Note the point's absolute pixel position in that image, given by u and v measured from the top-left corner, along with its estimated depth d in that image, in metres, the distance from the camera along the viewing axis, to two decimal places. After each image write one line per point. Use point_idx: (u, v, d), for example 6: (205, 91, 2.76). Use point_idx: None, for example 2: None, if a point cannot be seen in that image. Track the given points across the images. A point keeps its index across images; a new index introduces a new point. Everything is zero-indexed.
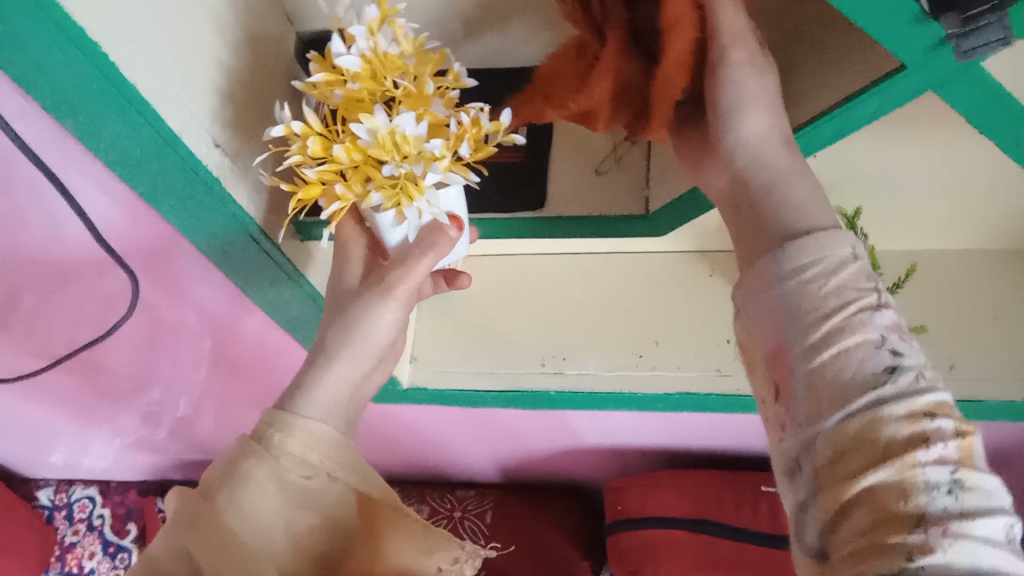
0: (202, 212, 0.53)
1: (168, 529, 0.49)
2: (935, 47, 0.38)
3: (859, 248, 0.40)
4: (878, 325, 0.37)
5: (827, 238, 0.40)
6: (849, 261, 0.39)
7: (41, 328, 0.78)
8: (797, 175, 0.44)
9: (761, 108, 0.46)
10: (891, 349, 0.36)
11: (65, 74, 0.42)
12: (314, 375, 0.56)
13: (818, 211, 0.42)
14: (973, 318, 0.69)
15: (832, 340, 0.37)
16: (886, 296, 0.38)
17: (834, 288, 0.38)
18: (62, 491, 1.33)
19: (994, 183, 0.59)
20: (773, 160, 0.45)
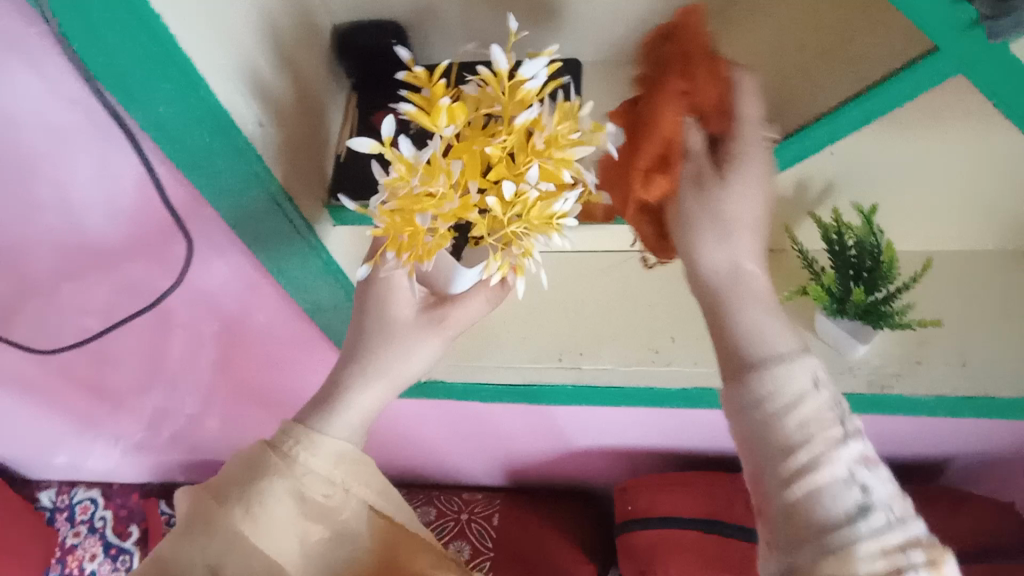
0: (244, 193, 0.54)
1: (179, 535, 0.50)
2: (968, 28, 0.40)
3: (820, 376, 0.40)
4: (846, 459, 0.38)
5: (782, 371, 0.40)
6: (812, 393, 0.39)
7: (59, 315, 0.79)
8: (767, 310, 0.43)
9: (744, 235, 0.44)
10: (860, 486, 0.38)
11: (128, 41, 0.43)
12: (346, 395, 0.55)
13: (781, 332, 0.42)
14: (987, 315, 0.70)
15: (801, 478, 0.38)
16: (852, 429, 0.39)
17: (799, 424, 0.39)
18: (65, 492, 1.32)
19: (1009, 178, 0.61)
20: (728, 279, 0.44)
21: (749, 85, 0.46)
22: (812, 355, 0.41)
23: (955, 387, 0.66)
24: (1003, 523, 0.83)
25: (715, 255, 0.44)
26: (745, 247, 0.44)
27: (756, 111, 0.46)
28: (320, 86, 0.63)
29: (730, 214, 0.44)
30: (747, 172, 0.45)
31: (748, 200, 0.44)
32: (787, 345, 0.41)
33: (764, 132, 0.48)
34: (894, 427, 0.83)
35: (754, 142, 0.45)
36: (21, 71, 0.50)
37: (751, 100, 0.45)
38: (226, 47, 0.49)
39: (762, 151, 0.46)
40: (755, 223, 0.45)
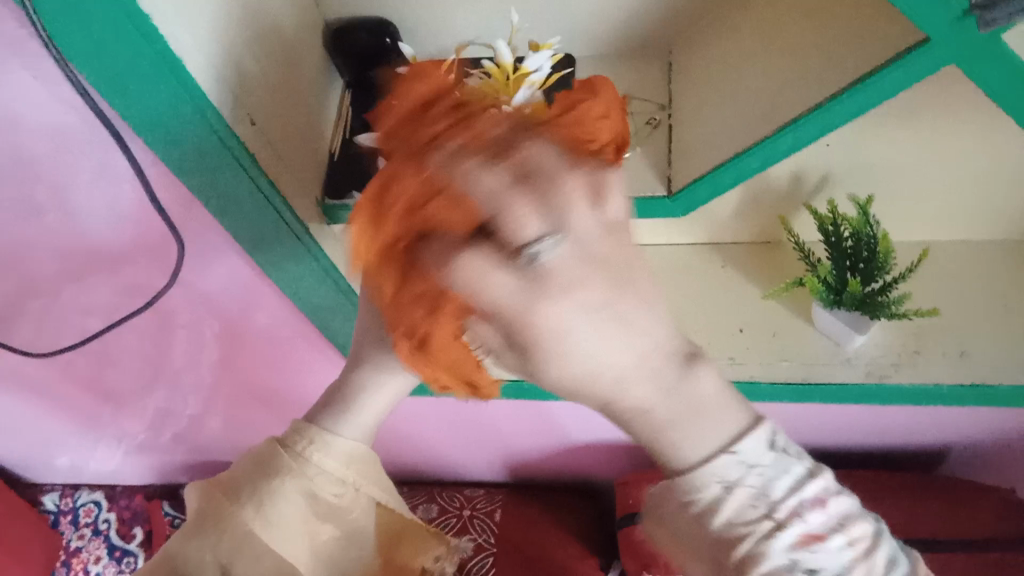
0: (238, 195, 0.54)
1: (188, 534, 0.50)
2: (960, 19, 0.40)
3: (732, 476, 0.40)
4: (781, 552, 0.39)
5: (693, 480, 0.40)
6: (733, 491, 0.40)
7: (58, 318, 0.79)
8: (694, 416, 0.39)
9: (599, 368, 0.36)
10: (806, 570, 0.40)
11: (119, 43, 0.43)
12: (357, 398, 0.53)
13: (682, 438, 0.39)
14: (983, 306, 0.70)
15: (749, 570, 0.39)
16: (785, 512, 0.40)
17: (729, 524, 0.40)
18: (68, 496, 1.32)
19: (1004, 167, 0.61)
20: (601, 388, 0.37)
21: (478, 256, 0.34)
22: (725, 455, 0.40)
23: (953, 377, 0.66)
24: (1003, 512, 0.83)
25: (565, 370, 0.36)
26: (620, 344, 0.36)
27: (511, 289, 0.34)
28: (314, 86, 0.63)
29: (560, 334, 0.35)
30: (561, 296, 0.34)
31: (584, 338, 0.35)
32: (701, 448, 0.40)
33: (539, 250, 0.33)
34: (894, 417, 0.83)
35: (538, 304, 0.34)
36: (16, 75, 0.51)
37: (487, 276, 0.34)
38: (218, 48, 0.49)
39: (575, 291, 0.34)
40: (621, 321, 0.36)
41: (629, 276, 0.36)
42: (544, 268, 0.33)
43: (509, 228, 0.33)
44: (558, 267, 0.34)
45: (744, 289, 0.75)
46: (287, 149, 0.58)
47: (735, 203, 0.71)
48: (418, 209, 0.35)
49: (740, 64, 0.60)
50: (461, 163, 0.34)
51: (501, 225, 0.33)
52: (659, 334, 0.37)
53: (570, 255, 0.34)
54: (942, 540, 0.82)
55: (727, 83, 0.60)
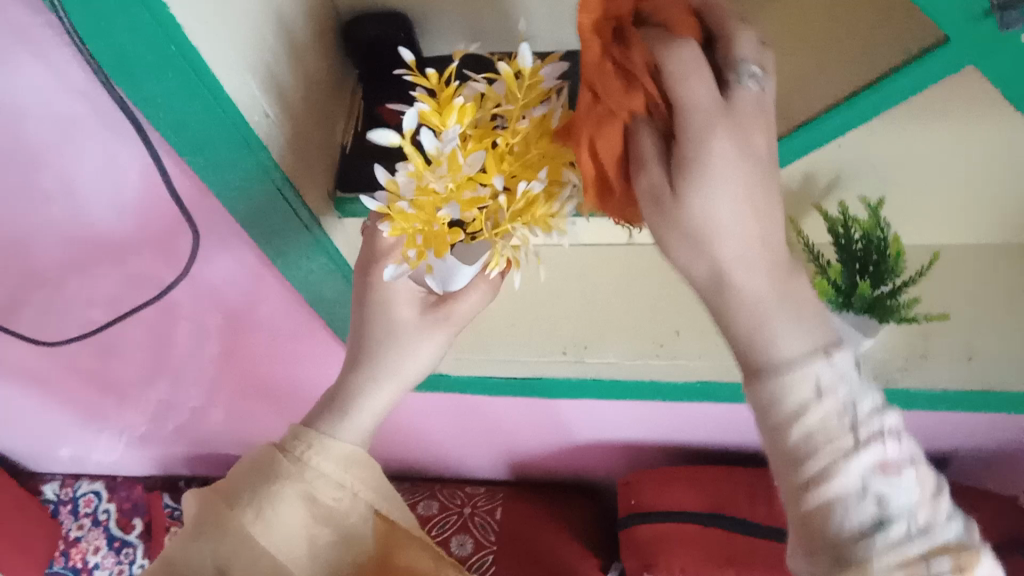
0: (249, 184, 0.53)
1: (189, 534, 0.50)
2: (980, 17, 0.39)
3: (824, 381, 0.36)
4: (857, 471, 0.35)
5: (785, 381, 0.36)
6: (822, 399, 0.36)
7: (63, 307, 0.78)
8: (785, 308, 0.37)
9: (736, 202, 0.36)
10: (876, 498, 0.34)
11: (135, 30, 0.43)
12: (357, 394, 0.56)
13: (777, 330, 0.36)
14: (993, 310, 0.70)
15: (816, 486, 0.35)
16: (868, 433, 0.35)
17: (804, 437, 0.36)
18: (68, 486, 1.33)
19: (1018, 170, 0.61)
20: (725, 254, 0.36)
21: (689, 66, 0.35)
22: (820, 361, 0.36)
23: (961, 382, 0.66)
24: (1007, 518, 0.83)
25: (694, 208, 0.35)
26: (744, 222, 0.36)
27: (707, 99, 0.35)
28: (325, 77, 0.63)
29: (710, 221, 0.36)
30: (710, 172, 0.35)
31: (714, 196, 0.35)
32: (796, 347, 0.36)
33: (748, 79, 0.36)
34: (899, 420, 0.83)
35: (721, 127, 0.35)
36: (28, 61, 0.50)
37: (690, 81, 0.35)
38: (232, 37, 0.48)
39: (747, 131, 0.35)
40: (755, 207, 0.36)
41: (749, 128, 0.36)
42: (739, 96, 0.36)
43: (731, 51, 0.36)
44: (752, 104, 0.36)
45: None
46: (299, 141, 0.58)
47: None
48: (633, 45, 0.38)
49: None
50: (668, 37, 0.37)
51: (723, 53, 0.36)
52: (767, 234, 0.37)
53: (761, 93, 0.36)
54: None
55: None
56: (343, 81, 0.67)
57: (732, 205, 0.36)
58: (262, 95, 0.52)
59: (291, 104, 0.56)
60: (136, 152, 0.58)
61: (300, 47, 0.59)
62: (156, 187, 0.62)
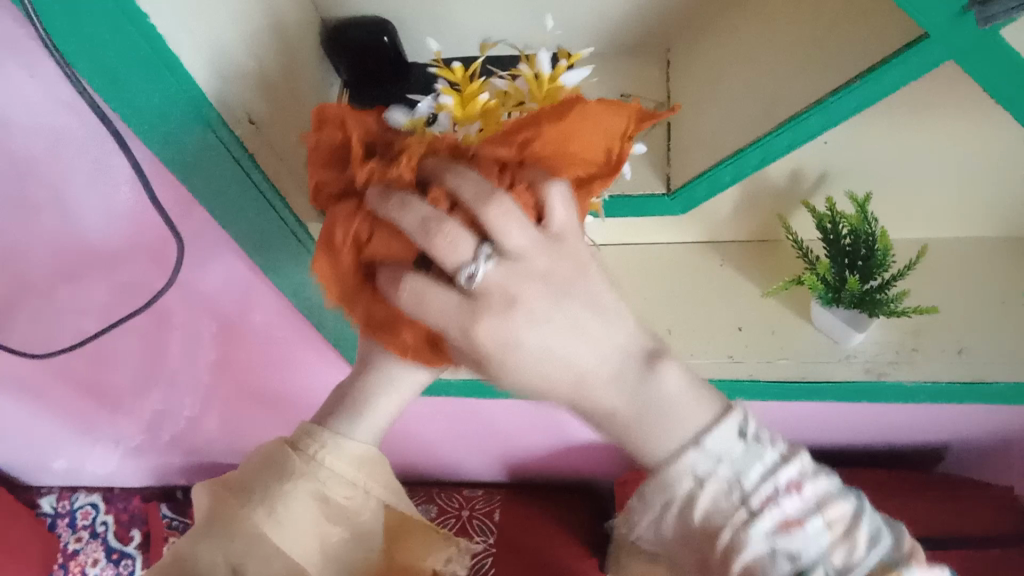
0: (234, 194, 0.53)
1: (192, 539, 0.51)
2: (959, 13, 0.40)
3: (702, 469, 0.42)
4: (761, 538, 0.40)
5: (671, 474, 0.42)
6: (704, 485, 0.42)
7: (55, 318, 0.78)
8: (656, 411, 0.43)
9: (581, 341, 0.42)
10: (787, 554, 0.40)
11: (117, 40, 0.43)
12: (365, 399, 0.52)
13: (676, 428, 0.43)
14: (982, 303, 0.70)
15: (733, 556, 0.40)
16: (759, 500, 0.41)
17: (704, 515, 0.42)
18: (65, 498, 1.31)
19: (1003, 163, 0.61)
20: (567, 388, 0.42)
21: (422, 279, 0.40)
22: (696, 451, 0.42)
23: (954, 373, 0.66)
24: (1002, 510, 0.84)
25: (523, 374, 0.42)
26: (579, 347, 0.42)
27: (455, 308, 0.40)
28: (313, 85, 0.63)
29: (513, 348, 0.41)
30: (514, 314, 0.41)
31: (523, 333, 0.41)
32: (670, 442, 0.43)
33: (471, 271, 0.39)
34: (894, 414, 0.83)
35: (474, 320, 0.40)
36: (13, 73, 0.50)
37: (453, 246, 0.39)
38: (217, 47, 0.49)
39: (513, 305, 0.40)
40: (578, 325, 0.42)
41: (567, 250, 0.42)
42: (476, 288, 0.39)
43: (445, 254, 0.39)
44: (485, 286, 0.39)
45: (743, 287, 0.75)
46: (286, 149, 0.58)
47: (734, 200, 0.71)
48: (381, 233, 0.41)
49: (740, 60, 0.60)
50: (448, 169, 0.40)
51: (438, 253, 0.39)
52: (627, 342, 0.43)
53: (508, 267, 0.40)
54: (942, 536, 0.82)
55: (727, 78, 0.60)
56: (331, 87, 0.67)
57: (588, 346, 0.42)
58: (246, 104, 0.52)
59: (277, 112, 0.56)
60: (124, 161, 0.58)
61: (287, 55, 0.59)
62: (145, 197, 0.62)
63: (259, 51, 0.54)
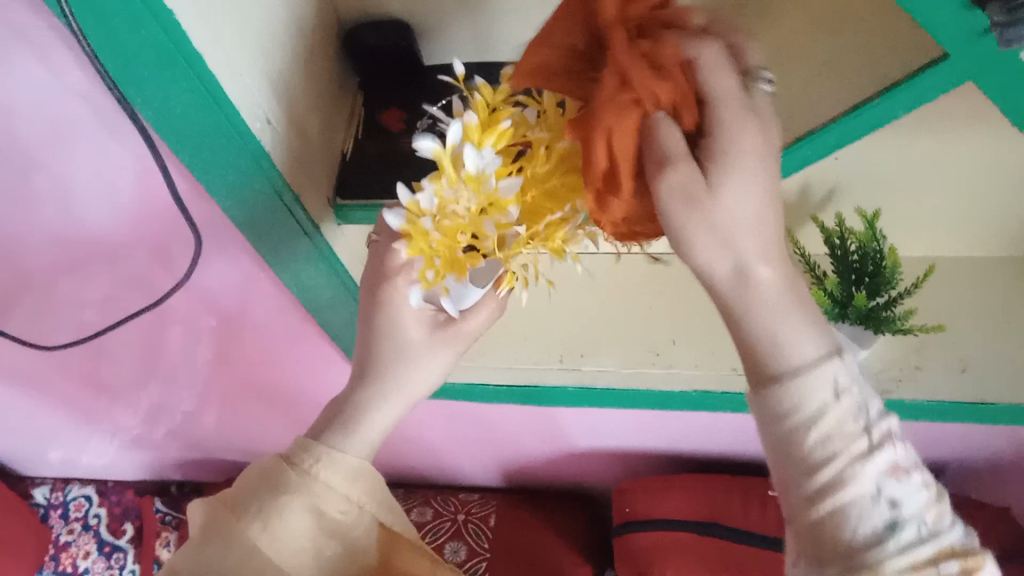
0: (248, 188, 0.53)
1: (193, 549, 0.50)
2: (980, 35, 0.39)
3: (842, 381, 0.39)
4: (872, 477, 0.37)
5: (803, 383, 0.38)
6: (838, 399, 0.38)
7: (58, 308, 0.78)
8: (785, 315, 0.39)
9: (763, 202, 0.38)
10: (888, 501, 0.37)
11: (137, 32, 0.43)
12: (364, 409, 0.55)
13: (800, 332, 0.39)
14: (987, 322, 0.70)
15: (826, 494, 0.38)
16: (879, 435, 0.38)
17: (819, 441, 0.38)
18: (58, 490, 1.32)
19: (1014, 183, 0.61)
20: (737, 237, 0.38)
21: (718, 52, 0.38)
22: (835, 361, 0.39)
23: (957, 392, 0.66)
24: (999, 529, 0.84)
25: (703, 223, 0.37)
26: (754, 208, 0.38)
27: (727, 84, 0.37)
28: (327, 84, 0.63)
29: (738, 160, 0.37)
30: (735, 159, 0.37)
31: (737, 194, 0.37)
32: (810, 350, 0.39)
33: (765, 83, 0.39)
34: (896, 431, 0.83)
35: (733, 101, 0.37)
36: (30, 63, 0.50)
37: (717, 72, 0.37)
38: (237, 41, 0.49)
39: (756, 117, 0.37)
40: (767, 200, 0.38)
41: (767, 119, 0.38)
42: (759, 92, 0.39)
43: (740, 55, 0.39)
44: (762, 102, 0.39)
45: None
46: (300, 147, 0.58)
47: None
48: (650, 33, 0.38)
49: None
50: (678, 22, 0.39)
51: (737, 49, 0.39)
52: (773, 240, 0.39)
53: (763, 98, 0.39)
54: None
55: None
56: (346, 84, 0.67)
57: (749, 207, 0.38)
58: (264, 100, 0.52)
59: (292, 110, 0.56)
60: (134, 155, 0.58)
61: (303, 52, 0.59)
62: (155, 191, 0.62)
63: (277, 47, 0.54)
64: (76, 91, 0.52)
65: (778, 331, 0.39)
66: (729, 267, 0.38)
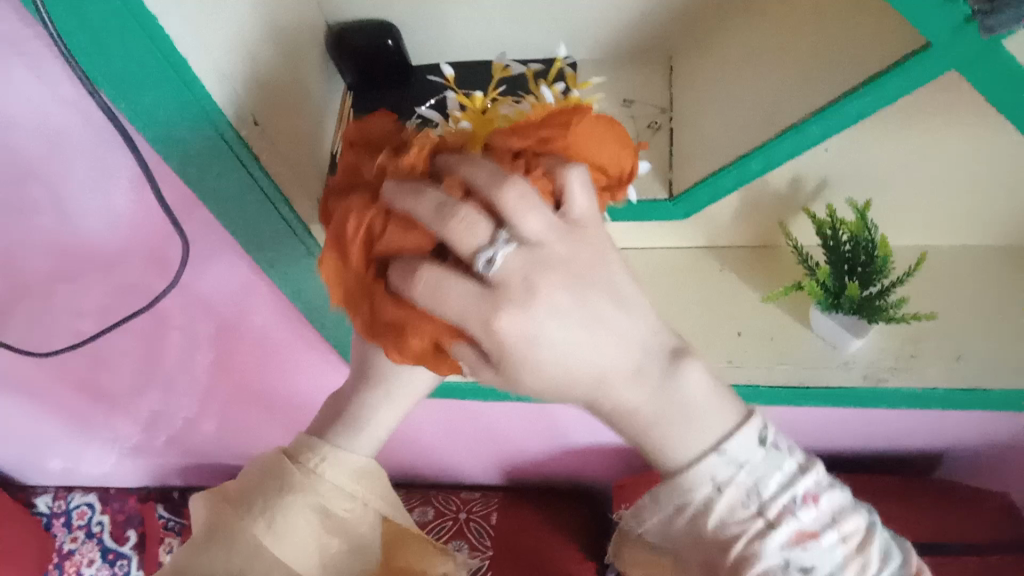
0: (239, 196, 0.54)
1: (197, 548, 0.50)
2: (961, 24, 0.40)
3: (722, 476, 0.45)
4: (775, 551, 0.45)
5: (689, 480, 0.45)
6: (726, 489, 0.45)
7: (54, 317, 0.78)
8: (683, 421, 0.44)
9: (582, 328, 0.39)
10: (800, 568, 0.44)
11: (124, 41, 0.43)
12: (361, 415, 0.52)
13: (669, 433, 0.44)
14: (980, 310, 0.70)
15: (746, 566, 0.45)
16: (776, 513, 0.45)
17: (718, 525, 0.46)
18: (62, 497, 1.31)
19: (1003, 171, 0.61)
20: (587, 382, 0.41)
21: (433, 271, 0.37)
22: (714, 456, 0.45)
23: (952, 380, 0.67)
24: (998, 516, 0.84)
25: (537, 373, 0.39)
26: (597, 340, 0.40)
27: (459, 304, 0.37)
28: (314, 86, 0.63)
29: (520, 344, 0.38)
30: (535, 305, 0.38)
31: (537, 347, 0.39)
32: (690, 451, 0.45)
33: (488, 256, 0.37)
34: (894, 421, 0.83)
35: (500, 316, 0.37)
36: (18, 73, 0.50)
37: (469, 232, 0.36)
38: (221, 44, 0.49)
39: (537, 295, 0.38)
40: (590, 320, 0.40)
41: (579, 256, 0.39)
42: (493, 277, 0.37)
43: (454, 242, 0.37)
44: (504, 275, 0.37)
45: (743, 292, 0.75)
46: (290, 151, 0.58)
47: (733, 205, 0.71)
48: (387, 233, 0.38)
49: (743, 67, 0.60)
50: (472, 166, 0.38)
51: (448, 241, 0.37)
52: (641, 345, 0.42)
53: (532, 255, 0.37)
54: (939, 541, 0.83)
55: (729, 85, 0.60)
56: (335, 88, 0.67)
57: (592, 338, 0.40)
58: (253, 105, 0.52)
59: (280, 115, 0.56)
60: (124, 162, 0.58)
61: (290, 56, 0.59)
62: (146, 198, 0.62)
63: (264, 52, 0.54)
64: (65, 99, 0.53)
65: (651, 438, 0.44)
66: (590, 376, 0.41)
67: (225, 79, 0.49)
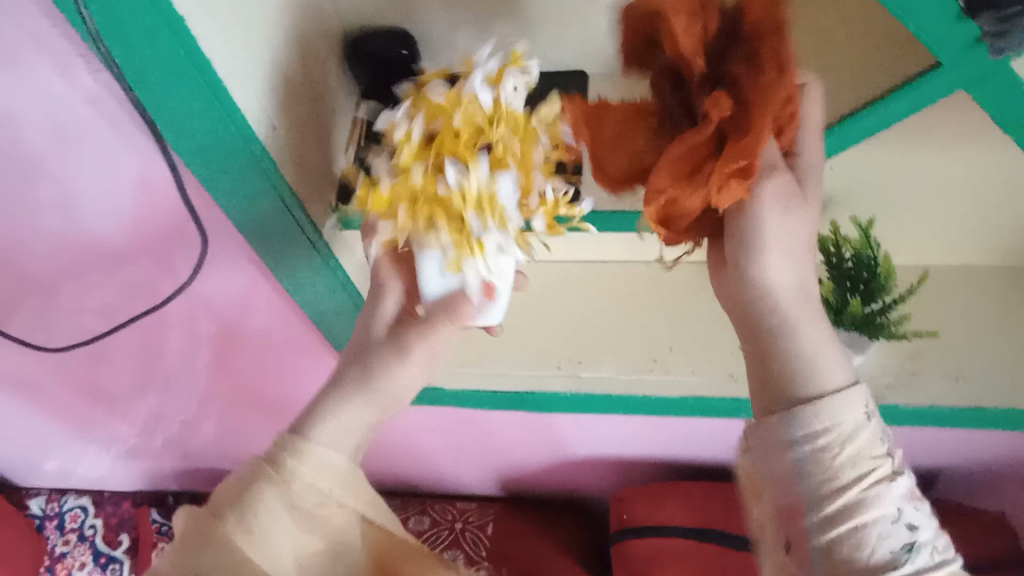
0: (256, 198, 0.54)
1: (180, 549, 0.49)
2: (971, 45, 0.40)
3: (869, 408, 0.43)
4: (894, 498, 0.41)
5: (840, 400, 0.43)
6: (865, 424, 0.42)
7: (59, 314, 0.79)
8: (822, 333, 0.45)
9: (790, 256, 0.45)
10: (907, 524, 0.40)
11: (151, 38, 0.44)
12: (332, 405, 0.56)
13: (830, 352, 0.45)
14: (980, 328, 0.71)
15: (854, 509, 0.40)
16: (897, 461, 0.42)
17: (849, 458, 0.41)
18: (55, 500, 1.31)
19: (1006, 192, 0.62)
20: (771, 279, 0.45)
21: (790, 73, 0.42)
22: (863, 386, 0.44)
23: (951, 398, 0.67)
24: (993, 537, 0.84)
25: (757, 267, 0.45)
26: (794, 258, 0.45)
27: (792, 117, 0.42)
28: (331, 91, 0.64)
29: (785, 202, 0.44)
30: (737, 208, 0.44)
31: (779, 224, 0.44)
32: (839, 376, 0.44)
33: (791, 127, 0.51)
34: (892, 438, 0.84)
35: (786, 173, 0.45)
36: (41, 71, 0.51)
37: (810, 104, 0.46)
38: (243, 46, 0.49)
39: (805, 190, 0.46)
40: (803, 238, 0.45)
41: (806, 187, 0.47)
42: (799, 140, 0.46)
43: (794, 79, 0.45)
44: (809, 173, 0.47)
45: None
46: (305, 154, 0.58)
47: None
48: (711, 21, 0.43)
49: None
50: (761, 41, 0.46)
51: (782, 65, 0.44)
52: (805, 278, 0.46)
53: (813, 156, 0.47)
54: None
55: None
56: (349, 95, 0.68)
57: (787, 254, 0.45)
58: (273, 110, 0.53)
59: (297, 119, 0.57)
60: (139, 163, 0.59)
61: (309, 62, 0.60)
62: (160, 199, 0.63)
63: (284, 57, 0.55)
64: (85, 98, 0.53)
65: (810, 353, 0.45)
66: (780, 286, 0.45)
67: (247, 82, 0.50)
